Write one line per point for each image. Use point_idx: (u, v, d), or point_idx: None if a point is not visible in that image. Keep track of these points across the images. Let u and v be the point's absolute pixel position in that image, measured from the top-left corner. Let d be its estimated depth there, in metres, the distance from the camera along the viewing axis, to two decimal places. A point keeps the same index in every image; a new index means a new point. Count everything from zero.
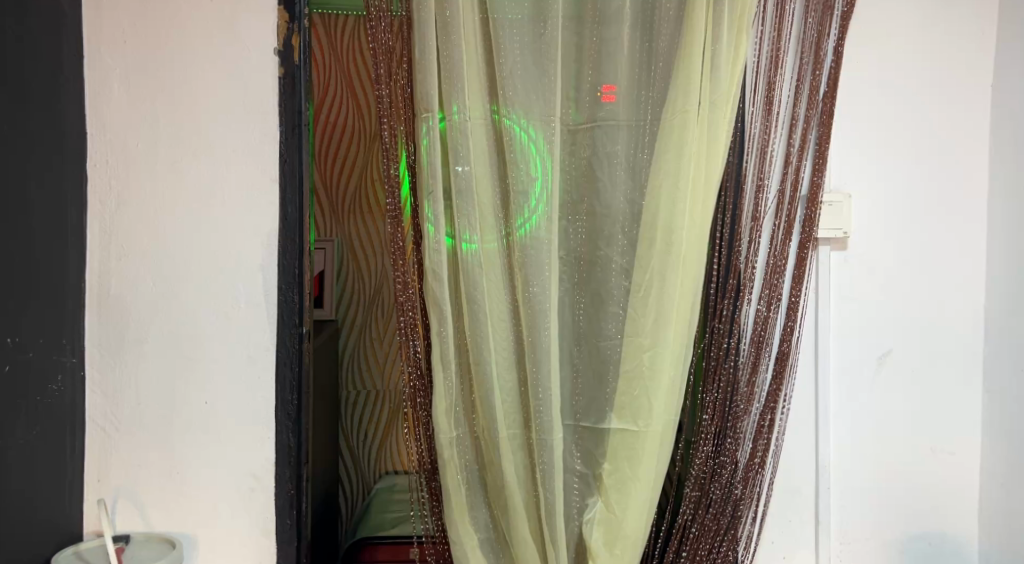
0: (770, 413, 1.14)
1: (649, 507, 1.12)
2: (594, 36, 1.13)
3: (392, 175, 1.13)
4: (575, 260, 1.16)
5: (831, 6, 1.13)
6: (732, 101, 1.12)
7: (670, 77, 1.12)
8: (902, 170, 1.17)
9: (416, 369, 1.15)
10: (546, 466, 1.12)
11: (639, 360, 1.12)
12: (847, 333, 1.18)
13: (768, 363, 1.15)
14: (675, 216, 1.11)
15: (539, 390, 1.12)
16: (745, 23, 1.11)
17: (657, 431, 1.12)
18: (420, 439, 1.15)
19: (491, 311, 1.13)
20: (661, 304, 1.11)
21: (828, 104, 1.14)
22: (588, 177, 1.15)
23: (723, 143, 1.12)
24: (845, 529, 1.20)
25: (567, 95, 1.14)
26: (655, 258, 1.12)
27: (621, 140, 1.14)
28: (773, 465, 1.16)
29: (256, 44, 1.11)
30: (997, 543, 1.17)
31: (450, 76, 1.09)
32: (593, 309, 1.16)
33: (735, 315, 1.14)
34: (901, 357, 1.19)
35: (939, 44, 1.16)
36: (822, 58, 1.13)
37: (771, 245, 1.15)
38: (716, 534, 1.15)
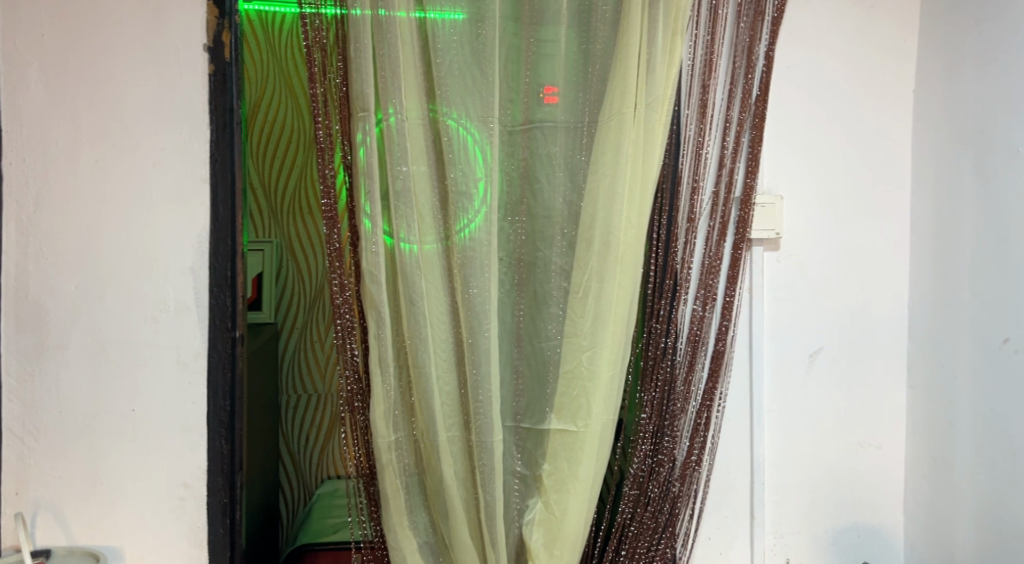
0: (707, 411, 1.16)
1: (588, 507, 1.13)
2: (532, 37, 1.13)
3: (328, 176, 1.11)
4: (515, 261, 1.16)
5: (762, 12, 1.15)
6: (667, 104, 1.13)
7: (607, 79, 1.13)
8: (830, 173, 1.20)
9: (353, 373, 1.13)
10: (486, 469, 1.12)
11: (578, 360, 1.13)
12: (780, 331, 1.21)
13: (704, 361, 1.17)
14: (612, 217, 1.11)
15: (479, 391, 1.12)
16: (680, 26, 1.12)
17: (596, 431, 1.12)
18: (357, 443, 1.13)
19: (431, 313, 1.12)
20: (599, 304, 1.12)
21: (760, 107, 1.16)
22: (527, 178, 1.15)
23: (659, 146, 1.13)
24: (779, 523, 1.23)
25: (505, 96, 1.14)
26: (593, 259, 1.12)
27: (559, 142, 1.15)
28: (710, 462, 1.18)
29: (183, 40, 1.07)
30: (920, 533, 1.22)
31: (386, 76, 1.08)
32: (533, 310, 1.16)
33: (672, 315, 1.15)
34: (831, 354, 1.22)
35: (865, 50, 1.19)
36: (754, 62, 1.15)
37: (707, 246, 1.17)
38: (654, 532, 1.16)
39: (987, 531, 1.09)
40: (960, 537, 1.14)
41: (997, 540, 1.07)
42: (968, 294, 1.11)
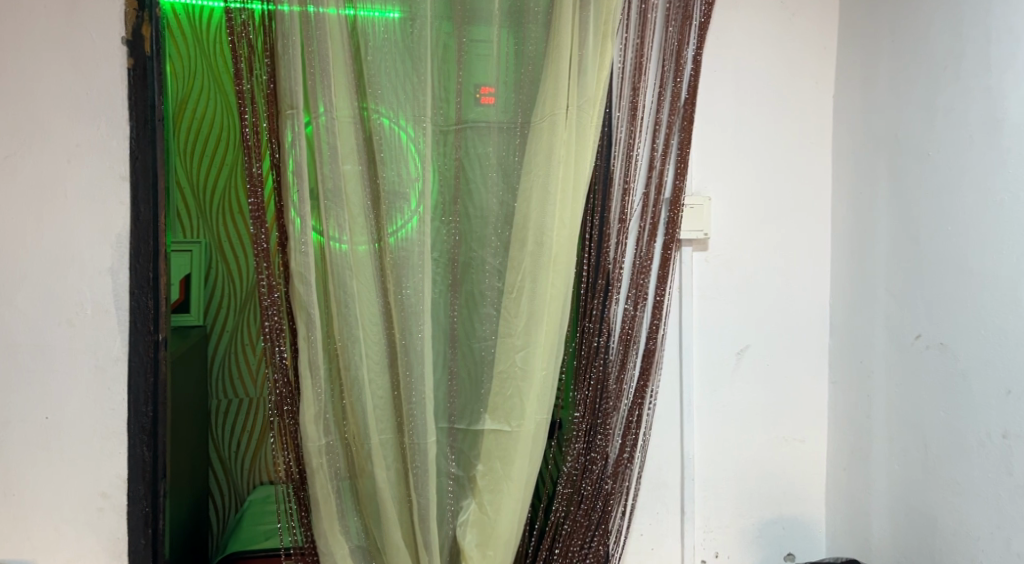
0: (638, 408, 1.18)
1: (522, 507, 1.13)
2: (463, 37, 1.13)
3: (255, 175, 1.09)
4: (449, 262, 1.16)
5: (690, 16, 1.17)
6: (599, 105, 1.14)
7: (539, 80, 1.14)
8: (756, 175, 1.23)
9: (283, 376, 1.11)
10: (419, 470, 1.11)
11: (511, 359, 1.13)
12: (708, 328, 1.23)
13: (636, 359, 1.19)
14: (545, 218, 1.12)
15: (412, 393, 1.11)
16: (610, 29, 1.13)
17: (529, 431, 1.13)
18: (286, 448, 1.11)
19: (363, 315, 1.11)
20: (533, 305, 1.13)
21: (689, 110, 1.18)
22: (460, 178, 1.15)
23: (590, 148, 1.14)
24: (708, 518, 1.26)
25: (437, 95, 1.14)
26: (527, 259, 1.13)
27: (492, 142, 1.15)
28: (641, 459, 1.21)
29: (100, 31, 1.03)
30: (840, 524, 1.26)
31: (314, 73, 1.06)
32: (467, 310, 1.16)
33: (604, 314, 1.17)
34: (757, 352, 1.25)
35: (788, 55, 1.23)
36: (682, 65, 1.17)
37: (638, 246, 1.19)
38: (587, 530, 1.17)
39: (900, 520, 1.14)
40: (875, 526, 1.18)
41: (908, 528, 1.12)
42: (884, 292, 1.16)
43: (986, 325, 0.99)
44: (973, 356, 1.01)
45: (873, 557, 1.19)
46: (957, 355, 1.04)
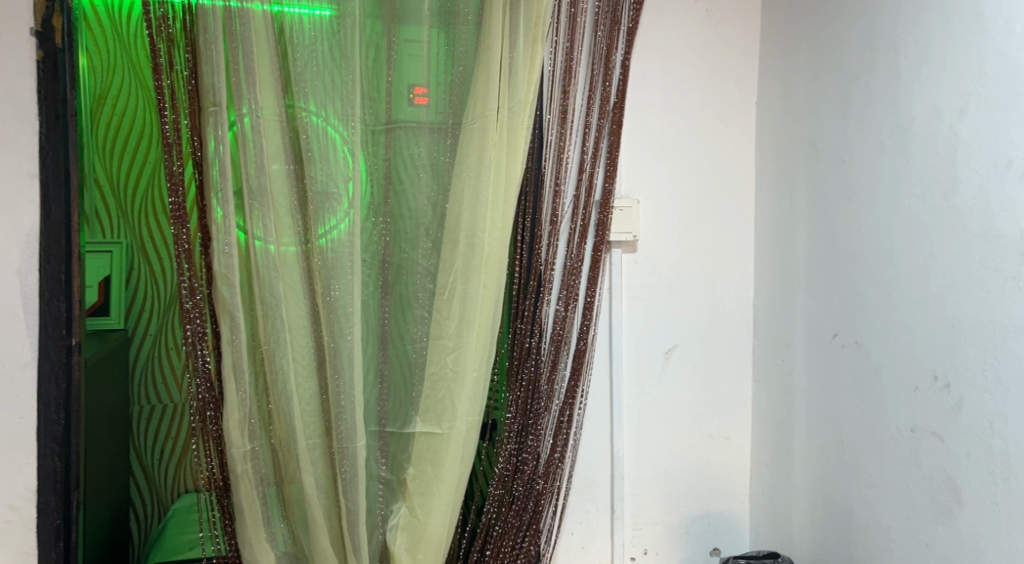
0: (569, 408, 1.20)
1: (452, 509, 1.13)
2: (393, 36, 1.12)
3: (176, 174, 1.05)
4: (379, 263, 1.14)
5: (618, 21, 1.19)
6: (529, 108, 1.15)
7: (470, 81, 1.14)
8: (683, 178, 1.27)
9: (205, 380, 1.08)
10: (348, 475, 1.10)
11: (442, 361, 1.13)
12: (637, 329, 1.26)
13: (567, 360, 1.20)
14: (477, 220, 1.12)
15: (341, 397, 1.09)
16: (540, 32, 1.14)
17: (461, 432, 1.12)
18: (209, 455, 1.08)
19: (290, 318, 1.08)
20: (464, 306, 1.12)
21: (617, 114, 1.20)
22: (390, 178, 1.14)
23: (521, 150, 1.15)
24: (637, 515, 1.28)
25: (367, 94, 1.12)
26: (458, 260, 1.12)
27: (423, 142, 1.14)
28: (572, 459, 1.22)
29: (7, 22, 0.98)
30: (762, 518, 1.31)
31: (238, 70, 1.03)
32: (398, 312, 1.15)
33: (536, 315, 1.18)
34: (684, 351, 1.29)
35: (713, 63, 1.27)
36: (611, 70, 1.19)
37: (569, 248, 1.20)
38: (519, 530, 1.18)
39: (819, 513, 1.18)
40: (796, 520, 1.23)
41: (826, 521, 1.16)
42: (803, 292, 1.20)
43: (895, 324, 1.04)
44: (884, 354, 1.06)
45: (795, 548, 1.23)
46: (870, 353, 1.08)
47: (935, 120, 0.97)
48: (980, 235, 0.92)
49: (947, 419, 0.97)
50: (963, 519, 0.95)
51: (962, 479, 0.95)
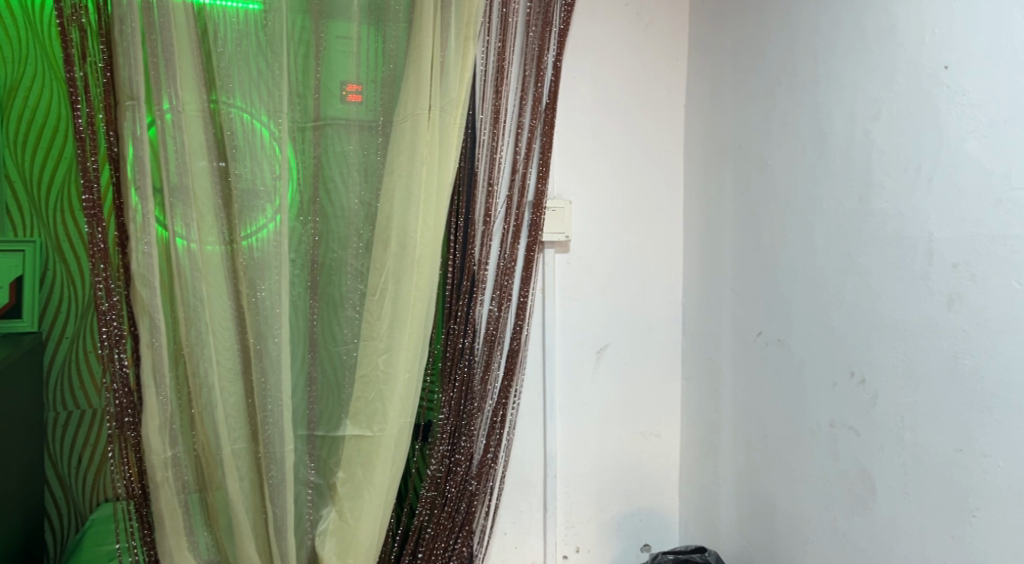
0: (502, 408, 1.20)
1: (383, 513, 1.11)
2: (321, 31, 1.09)
3: (91, 171, 1.00)
4: (307, 263, 1.12)
5: (549, 23, 1.20)
6: (462, 108, 1.14)
7: (400, 79, 1.13)
8: (614, 180, 1.29)
9: (123, 386, 1.03)
10: (275, 481, 1.07)
11: (373, 362, 1.11)
12: (570, 328, 1.28)
13: (501, 360, 1.21)
14: (408, 220, 1.11)
15: (267, 400, 1.07)
16: (472, 32, 1.14)
17: (392, 434, 1.11)
18: (126, 463, 1.04)
19: (213, 320, 1.05)
20: (395, 307, 1.11)
21: (549, 115, 1.21)
22: (318, 177, 1.11)
23: (454, 149, 1.14)
24: (570, 514, 1.30)
25: (294, 90, 1.09)
26: (390, 260, 1.11)
27: (353, 141, 1.12)
28: (505, 458, 1.23)
29: None
30: (691, 512, 1.34)
31: (158, 64, 1.00)
32: (328, 313, 1.13)
33: (469, 315, 1.17)
34: (616, 350, 1.31)
35: (643, 66, 1.29)
36: (543, 70, 1.20)
37: (502, 249, 1.20)
38: (451, 532, 1.17)
39: (744, 507, 1.21)
40: (723, 514, 1.26)
41: (751, 515, 1.20)
42: (730, 292, 1.24)
43: (815, 322, 1.07)
44: (804, 352, 1.09)
45: (722, 542, 1.26)
46: (792, 350, 1.12)
47: (852, 125, 1.01)
48: (894, 237, 0.96)
49: (862, 414, 1.00)
50: (878, 510, 0.98)
51: (876, 472, 0.99)
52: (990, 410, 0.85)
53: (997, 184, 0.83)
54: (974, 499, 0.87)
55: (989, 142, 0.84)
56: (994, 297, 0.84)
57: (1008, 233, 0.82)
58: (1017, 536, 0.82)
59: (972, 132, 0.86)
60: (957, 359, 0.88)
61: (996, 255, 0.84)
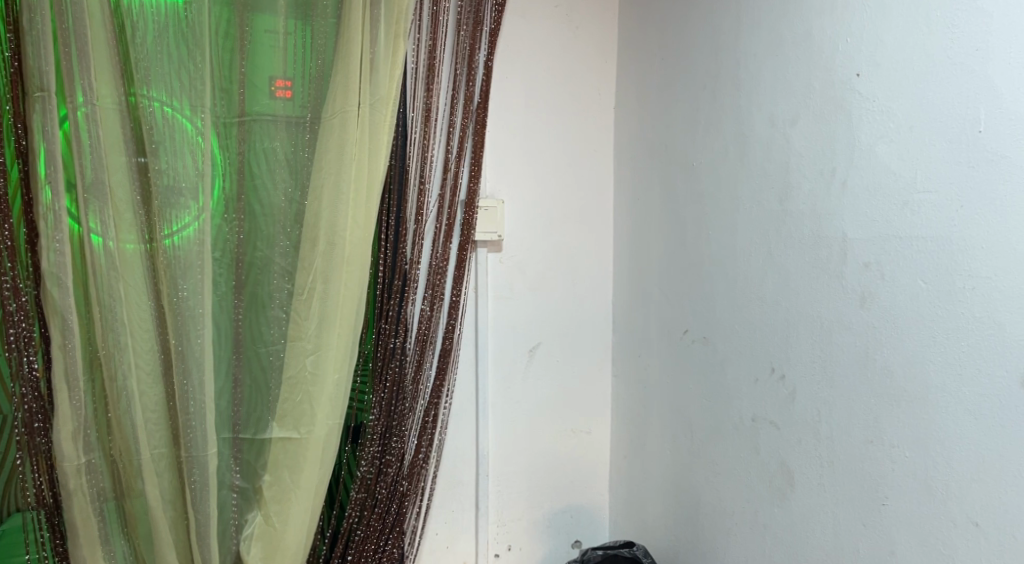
0: (434, 408, 1.21)
1: (311, 516, 1.10)
2: (246, 24, 1.07)
3: None
4: (231, 261, 1.09)
5: (480, 22, 1.21)
6: (392, 105, 1.14)
7: (329, 76, 1.11)
8: (546, 181, 1.32)
9: (32, 390, 0.98)
10: (197, 486, 1.04)
11: (301, 364, 1.09)
12: (503, 327, 1.30)
13: (432, 359, 1.21)
14: (337, 218, 1.09)
15: (189, 403, 1.04)
16: (402, 29, 1.14)
17: (320, 436, 1.10)
18: (36, 471, 0.99)
19: (131, 320, 1.01)
20: (324, 307, 1.09)
21: (481, 114, 1.22)
22: (243, 173, 1.09)
23: (384, 147, 1.13)
24: (501, 513, 1.32)
25: (217, 84, 1.06)
26: (318, 259, 1.09)
27: (279, 137, 1.10)
28: (437, 458, 1.24)
29: None
30: (619, 508, 1.39)
31: (71, 53, 0.95)
32: (253, 313, 1.10)
33: (401, 315, 1.17)
34: (548, 349, 1.34)
35: (573, 68, 1.32)
36: (474, 70, 1.21)
37: (434, 248, 1.21)
38: (382, 533, 1.17)
39: (670, 501, 1.26)
40: (651, 509, 1.31)
41: (677, 509, 1.24)
42: (658, 291, 1.28)
43: (736, 321, 1.11)
44: (726, 349, 1.13)
45: (650, 537, 1.31)
46: (715, 348, 1.15)
47: (772, 129, 1.04)
48: (812, 237, 0.99)
49: (781, 409, 1.04)
50: (794, 501, 1.02)
51: (794, 464, 1.02)
52: (898, 403, 0.88)
53: (905, 187, 0.87)
54: (883, 488, 0.90)
55: (896, 147, 0.88)
56: (900, 295, 0.88)
57: (913, 233, 0.86)
58: (922, 523, 0.86)
59: (881, 137, 0.89)
60: (869, 354, 0.92)
61: (905, 255, 0.87)
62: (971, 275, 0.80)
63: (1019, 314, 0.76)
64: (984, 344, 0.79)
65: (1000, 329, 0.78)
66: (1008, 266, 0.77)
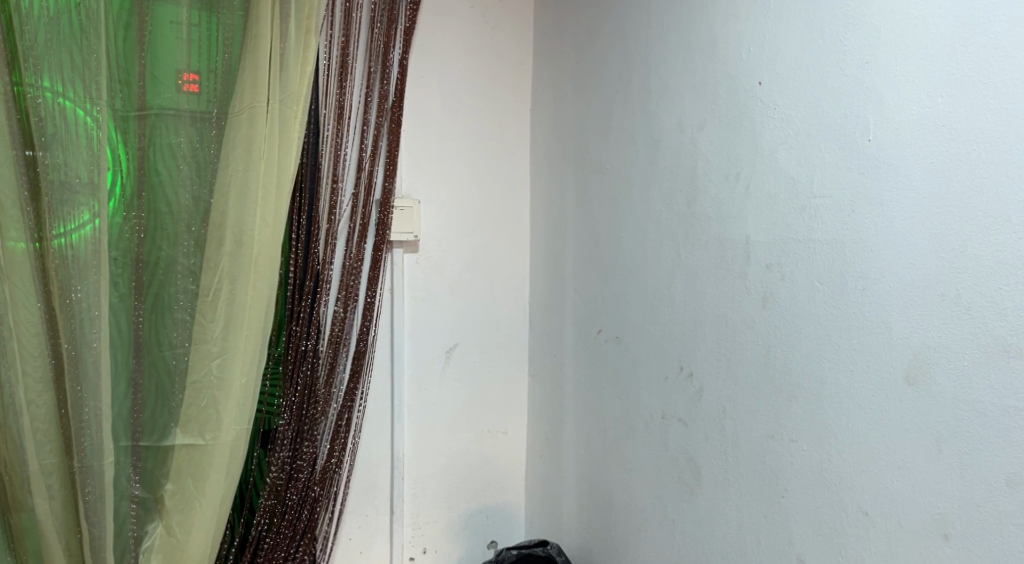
0: (347, 411, 1.19)
1: (216, 526, 1.06)
2: (146, 14, 1.02)
3: None
4: (132, 261, 1.04)
5: (394, 20, 1.21)
6: (303, 102, 1.11)
7: (236, 71, 1.07)
8: (463, 182, 1.33)
9: None
10: (92, 498, 0.99)
11: (206, 368, 1.06)
12: (419, 329, 1.29)
13: (346, 360, 1.20)
14: (246, 217, 1.06)
15: (83, 410, 0.98)
16: (314, 25, 1.11)
17: (226, 442, 1.06)
18: None
19: (17, 323, 0.95)
20: (230, 308, 1.06)
21: (396, 113, 1.22)
22: (145, 169, 1.04)
23: (295, 145, 1.10)
24: (417, 516, 1.32)
25: (115, 76, 1.01)
26: (224, 259, 1.06)
27: (183, 131, 1.05)
28: (350, 461, 1.22)
29: None
30: (535, 507, 1.41)
31: None
32: (154, 316, 1.05)
33: (312, 316, 1.15)
34: (465, 350, 1.35)
35: (488, 69, 1.34)
36: (388, 68, 1.21)
37: (347, 248, 1.19)
38: (292, 540, 1.15)
39: (585, 500, 1.28)
40: (566, 507, 1.33)
41: (593, 507, 1.26)
42: (573, 292, 1.30)
43: (647, 320, 1.14)
44: (638, 348, 1.16)
45: (564, 535, 1.33)
46: (627, 347, 1.18)
47: (680, 134, 1.07)
48: (717, 239, 1.02)
49: (688, 405, 1.07)
50: (700, 496, 1.05)
51: (700, 460, 1.05)
52: (796, 399, 0.92)
53: (802, 192, 0.91)
54: (782, 481, 0.94)
55: (795, 154, 0.91)
56: (799, 295, 0.91)
57: (810, 237, 0.90)
58: (819, 514, 0.90)
59: (781, 144, 0.93)
60: (769, 352, 0.95)
61: (802, 257, 0.91)
62: (862, 276, 0.84)
63: (904, 314, 0.80)
64: (872, 342, 0.83)
65: (887, 328, 0.82)
66: (894, 267, 0.81)
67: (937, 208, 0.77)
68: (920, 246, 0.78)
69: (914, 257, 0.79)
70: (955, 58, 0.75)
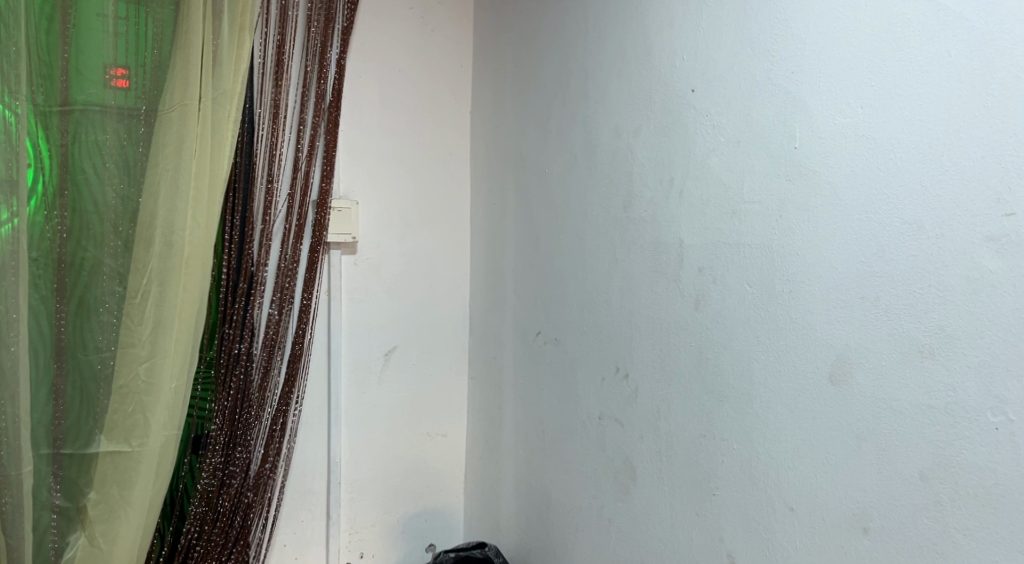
0: (282, 415, 1.18)
1: (143, 535, 1.03)
2: (70, 6, 0.99)
3: None
4: (53, 262, 1.00)
5: (332, 19, 1.20)
6: (238, 100, 1.09)
7: (166, 66, 1.05)
8: (402, 183, 1.32)
9: None
10: (9, 509, 0.95)
11: (133, 372, 1.02)
12: (358, 331, 1.28)
13: (281, 363, 1.18)
14: (176, 217, 1.03)
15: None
16: (248, 22, 1.09)
17: (154, 449, 1.03)
18: None
19: None
20: (160, 311, 1.03)
21: (333, 113, 1.21)
22: (67, 167, 1.00)
23: (228, 144, 1.08)
24: (355, 520, 1.30)
25: (36, 70, 0.97)
26: (153, 260, 1.03)
27: (109, 128, 1.02)
28: (285, 466, 1.20)
29: None
30: (474, 509, 1.42)
31: None
32: (77, 319, 1.02)
33: (246, 318, 1.13)
34: (404, 352, 1.34)
35: (428, 72, 1.34)
36: (325, 67, 1.19)
37: (283, 250, 1.17)
38: (224, 547, 1.12)
39: (523, 501, 1.29)
40: (505, 508, 1.33)
41: (531, 508, 1.27)
42: (513, 294, 1.31)
43: (585, 322, 1.15)
44: (576, 350, 1.17)
45: (503, 536, 1.33)
46: (565, 348, 1.19)
47: (617, 139, 1.09)
48: (653, 243, 1.04)
49: (623, 406, 1.09)
50: (635, 496, 1.07)
51: (636, 460, 1.07)
52: (726, 399, 0.94)
53: (733, 197, 0.93)
54: (714, 479, 0.96)
55: (726, 160, 0.94)
56: (728, 298, 0.94)
57: (740, 241, 0.92)
58: (747, 511, 0.92)
59: (712, 150, 0.95)
60: (702, 353, 0.97)
61: (731, 261, 0.93)
62: (788, 279, 0.87)
63: (826, 317, 0.83)
64: (797, 343, 0.86)
65: (812, 329, 0.84)
66: (817, 272, 0.84)
67: (856, 214, 0.80)
68: (840, 251, 0.81)
69: (836, 261, 0.82)
70: (873, 70, 0.78)
